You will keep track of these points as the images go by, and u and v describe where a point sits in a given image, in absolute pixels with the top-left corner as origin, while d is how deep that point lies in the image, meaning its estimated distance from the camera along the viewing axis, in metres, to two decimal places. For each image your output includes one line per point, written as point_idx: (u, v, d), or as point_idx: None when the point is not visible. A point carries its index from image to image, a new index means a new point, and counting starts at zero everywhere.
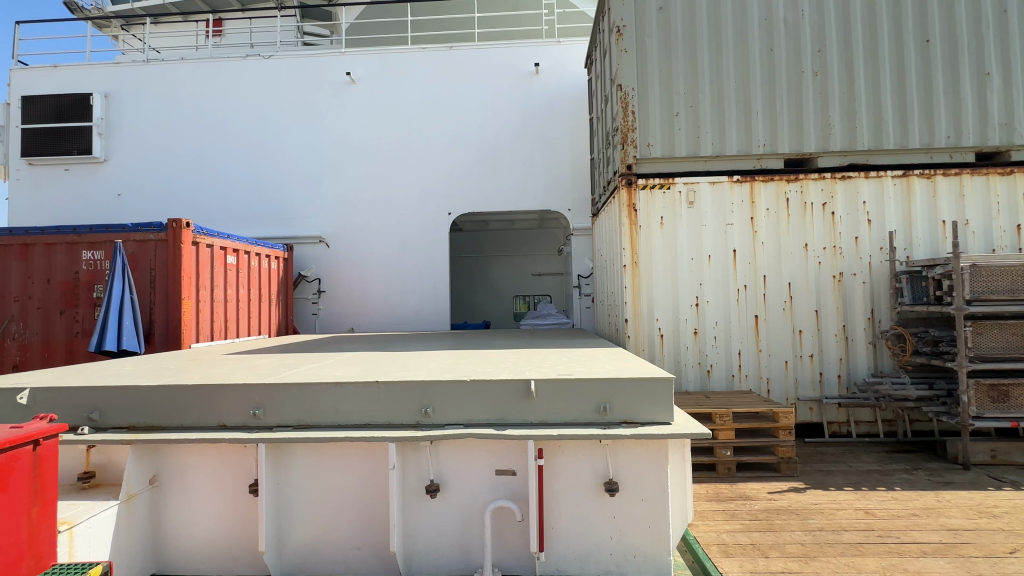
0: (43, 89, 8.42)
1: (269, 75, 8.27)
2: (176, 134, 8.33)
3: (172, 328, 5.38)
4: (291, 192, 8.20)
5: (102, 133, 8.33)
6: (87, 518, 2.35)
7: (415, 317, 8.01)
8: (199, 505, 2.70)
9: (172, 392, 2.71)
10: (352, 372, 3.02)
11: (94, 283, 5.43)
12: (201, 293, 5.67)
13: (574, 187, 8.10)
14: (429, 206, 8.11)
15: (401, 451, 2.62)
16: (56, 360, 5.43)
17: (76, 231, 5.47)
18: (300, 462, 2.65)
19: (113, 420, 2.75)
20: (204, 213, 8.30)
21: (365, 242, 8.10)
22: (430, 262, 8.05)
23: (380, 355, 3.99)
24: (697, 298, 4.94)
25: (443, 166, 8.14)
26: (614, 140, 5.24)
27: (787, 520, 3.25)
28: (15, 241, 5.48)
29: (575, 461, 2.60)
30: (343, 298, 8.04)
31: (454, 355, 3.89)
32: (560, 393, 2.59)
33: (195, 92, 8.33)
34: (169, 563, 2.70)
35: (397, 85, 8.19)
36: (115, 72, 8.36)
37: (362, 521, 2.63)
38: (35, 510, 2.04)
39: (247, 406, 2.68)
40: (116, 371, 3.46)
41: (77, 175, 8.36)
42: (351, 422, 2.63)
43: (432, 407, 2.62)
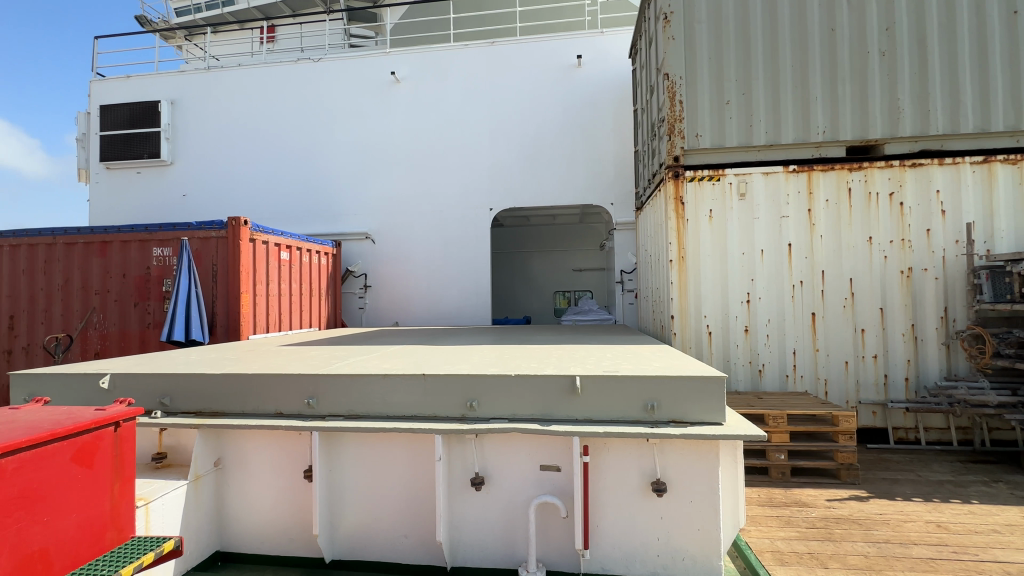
0: (118, 98, 9.11)
1: (319, 79, 8.58)
2: (233, 137, 8.80)
3: (232, 320, 5.70)
4: (339, 190, 8.49)
5: (169, 138, 8.92)
6: (160, 496, 2.52)
7: (457, 311, 8.12)
8: (258, 487, 2.85)
9: (234, 380, 2.87)
10: (399, 365, 3.09)
11: (163, 278, 5.83)
12: (257, 287, 5.97)
13: (617, 180, 7.94)
14: (470, 202, 8.18)
15: (447, 443, 2.66)
16: (130, 349, 5.86)
17: (147, 230, 5.89)
18: (350, 451, 2.74)
19: (182, 405, 2.94)
20: (259, 211, 8.73)
21: (408, 238, 8.28)
22: (471, 257, 8.13)
23: (424, 349, 4.06)
24: (748, 294, 4.73)
25: (485, 163, 8.18)
26: (661, 131, 5.08)
27: (848, 530, 3.06)
28: (95, 239, 5.97)
29: (621, 460, 2.56)
30: (388, 293, 8.27)
31: (497, 350, 3.91)
32: (606, 390, 2.55)
33: (250, 96, 8.76)
34: (231, 540, 2.88)
35: (440, 83, 8.29)
36: (180, 80, 8.92)
37: (409, 509, 2.69)
38: (117, 485, 2.22)
39: (301, 396, 2.80)
40: (184, 360, 3.71)
41: (147, 177, 8.99)
42: (398, 413, 2.70)
43: (476, 400, 2.64)
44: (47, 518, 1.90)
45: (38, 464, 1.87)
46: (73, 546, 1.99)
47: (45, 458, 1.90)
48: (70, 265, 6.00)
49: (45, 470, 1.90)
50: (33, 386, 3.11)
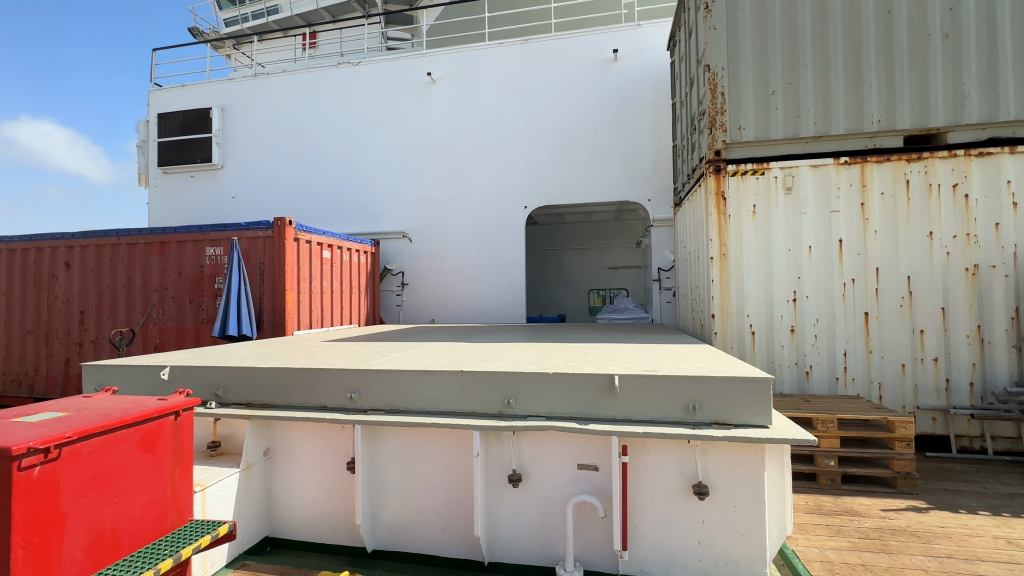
0: (174, 106, 9.65)
1: (358, 82, 8.80)
2: (279, 140, 9.16)
3: (278, 316, 5.95)
4: (377, 190, 8.70)
5: (219, 143, 9.38)
6: (215, 482, 2.66)
7: (491, 309, 8.18)
8: (304, 477, 2.96)
9: (282, 374, 3.00)
10: (438, 361, 3.14)
11: (216, 276, 6.14)
12: (301, 285, 6.20)
13: (655, 176, 7.77)
14: (505, 200, 8.21)
15: (485, 439, 2.68)
16: (186, 343, 6.21)
17: (201, 231, 6.22)
18: (391, 445, 2.81)
19: (234, 397, 3.10)
20: (302, 212, 9.06)
21: (444, 236, 8.39)
22: (506, 255, 8.15)
23: (461, 346, 4.11)
24: (794, 292, 4.54)
25: (520, 161, 8.18)
26: (701, 125, 4.94)
27: (905, 542, 2.89)
28: (155, 239, 6.35)
29: (661, 461, 2.51)
30: (425, 291, 8.42)
31: (533, 348, 3.91)
32: (646, 389, 2.50)
33: (295, 100, 9.09)
34: (279, 527, 3.01)
35: (475, 83, 8.35)
36: (230, 87, 9.36)
37: (447, 503, 2.73)
38: (177, 471, 2.36)
39: (344, 390, 2.89)
40: (235, 353, 3.90)
41: (200, 181, 9.49)
42: (437, 408, 2.74)
43: (514, 397, 2.65)
44: (116, 499, 2.05)
45: (108, 449, 2.02)
46: (138, 526, 2.14)
47: (114, 444, 2.05)
48: (133, 264, 6.41)
49: (114, 455, 2.05)
50: (103, 376, 3.35)
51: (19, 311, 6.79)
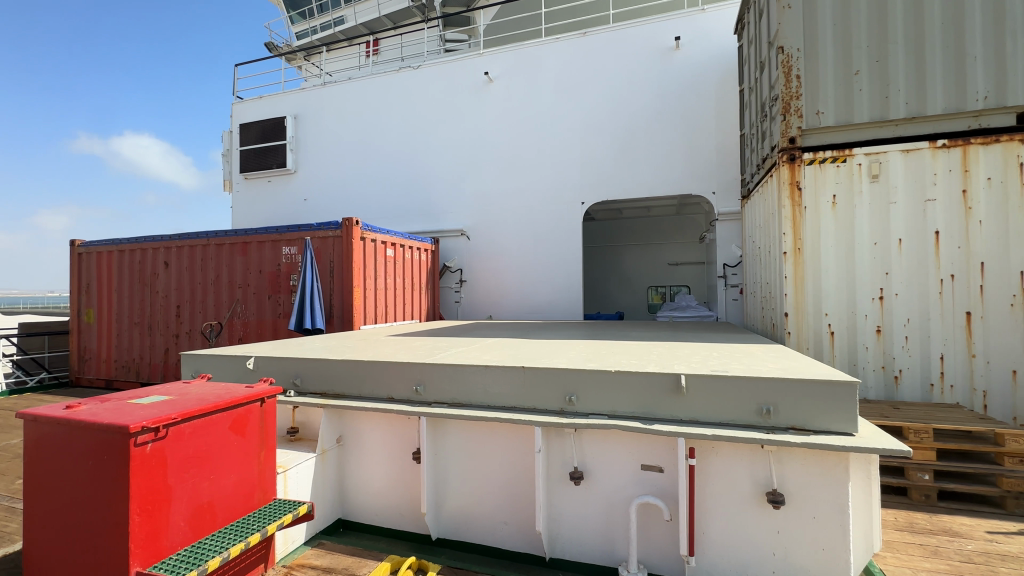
0: (253, 117, 10.42)
1: (419, 85, 9.08)
2: (346, 144, 9.65)
3: (346, 311, 6.27)
4: (437, 189, 8.95)
5: (293, 149, 10.03)
6: (295, 465, 2.85)
7: (548, 305, 8.17)
8: (373, 464, 3.11)
9: (353, 366, 3.16)
10: (499, 357, 3.19)
11: (291, 273, 6.58)
12: (367, 282, 6.50)
13: (720, 167, 7.41)
14: (562, 196, 8.16)
15: (547, 436, 2.68)
16: (266, 335, 6.70)
17: (278, 232, 6.69)
18: (454, 436, 2.89)
19: (311, 387, 3.31)
20: (367, 212, 9.50)
21: (501, 233, 8.48)
22: (563, 251, 8.11)
23: (520, 342, 4.15)
24: (881, 290, 4.16)
25: (577, 156, 8.09)
26: (774, 111, 4.65)
27: (1017, 569, 2.58)
28: (238, 240, 6.91)
29: (731, 466, 2.40)
30: (482, 288, 8.58)
31: (592, 345, 3.88)
32: (714, 391, 2.40)
33: (361, 105, 9.53)
34: (351, 511, 3.19)
35: (532, 80, 8.35)
36: (302, 96, 9.97)
37: (509, 497, 2.77)
38: (263, 453, 2.56)
39: (410, 382, 3.00)
40: (310, 346, 4.16)
41: (276, 185, 10.21)
42: (499, 403, 2.78)
43: (575, 395, 2.63)
44: (212, 476, 2.25)
45: (205, 431, 2.22)
46: (230, 502, 2.34)
47: (210, 425, 2.25)
48: (221, 263, 7.02)
49: (210, 436, 2.25)
50: (198, 364, 3.69)
51: (127, 305, 7.64)
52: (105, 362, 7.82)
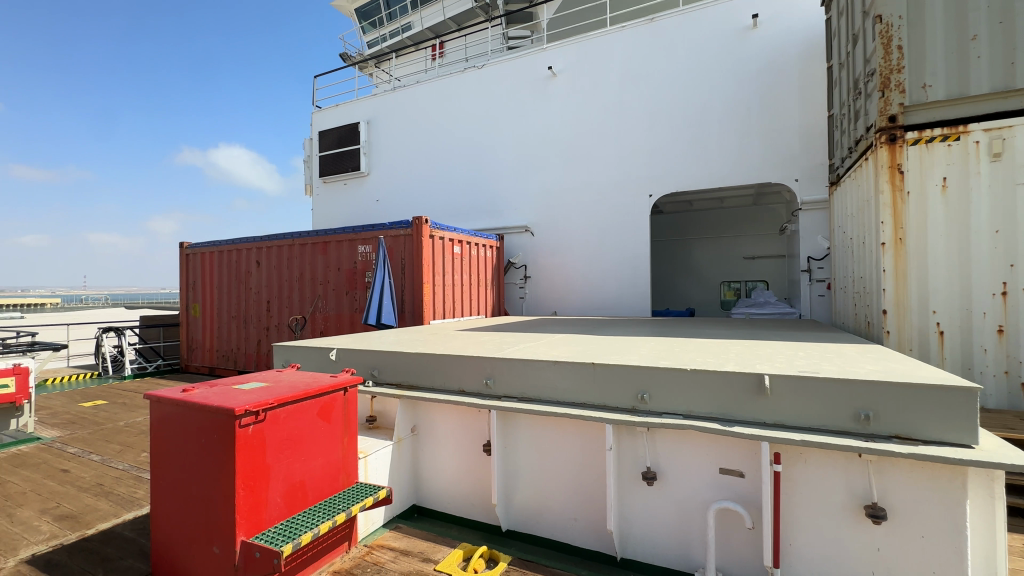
0: (330, 124, 11.10)
1: (483, 85, 9.22)
2: (414, 145, 10.02)
3: (417, 307, 6.52)
4: (502, 186, 9.06)
5: (366, 153, 10.57)
6: (375, 452, 3.02)
7: (613, 301, 8.01)
8: (446, 455, 3.22)
9: (426, 359, 3.29)
10: (567, 352, 3.18)
11: (366, 270, 6.95)
12: (435, 278, 6.71)
13: (803, 152, 6.85)
14: (628, 189, 7.94)
15: (618, 434, 2.63)
16: (344, 329, 7.12)
17: (354, 232, 7.10)
18: (523, 430, 2.92)
19: (388, 378, 3.48)
20: (435, 211, 9.82)
21: (565, 229, 8.43)
22: (629, 246, 7.91)
23: (588, 338, 4.10)
24: (1004, 284, 3.66)
25: (645, 148, 7.84)
26: (870, 87, 4.21)
27: None
28: (319, 240, 7.42)
29: (822, 474, 2.22)
30: (547, 284, 8.59)
31: (664, 342, 3.75)
32: (802, 393, 2.23)
33: (428, 107, 9.85)
34: (424, 498, 3.32)
35: (596, 72, 8.19)
36: (374, 102, 10.49)
37: (578, 494, 2.75)
38: (346, 439, 2.73)
39: (481, 376, 3.06)
40: (385, 339, 4.39)
41: (351, 187, 10.84)
42: (567, 399, 2.77)
43: (648, 393, 2.55)
44: (303, 458, 2.44)
45: (297, 416, 2.41)
46: (319, 483, 2.53)
47: (301, 411, 2.44)
48: (304, 261, 7.57)
49: (301, 422, 2.44)
50: (287, 354, 4.01)
51: (226, 300, 8.47)
52: (209, 352, 8.73)
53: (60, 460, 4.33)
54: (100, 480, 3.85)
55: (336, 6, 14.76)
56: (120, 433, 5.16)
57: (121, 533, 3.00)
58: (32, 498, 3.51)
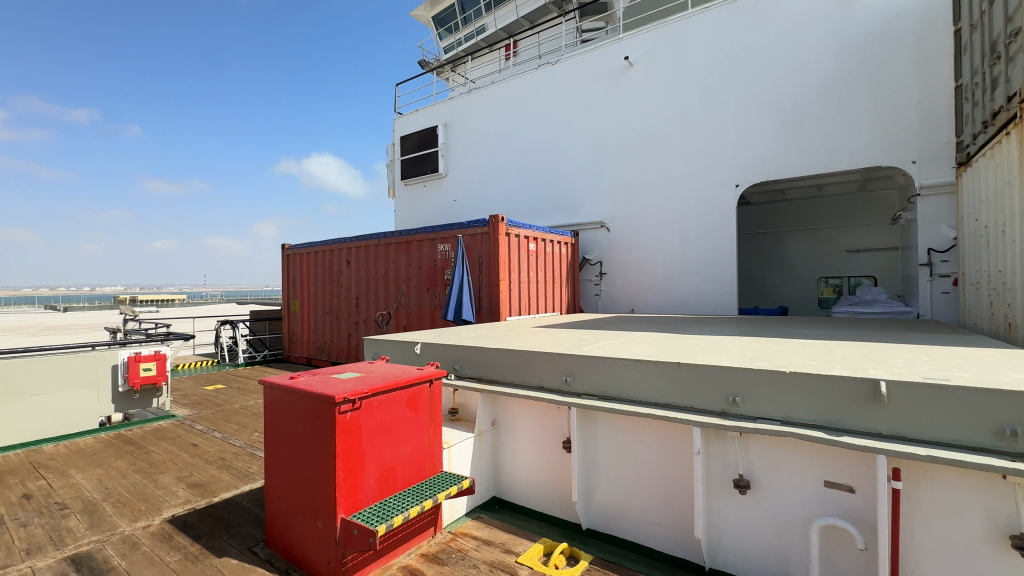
0: (410, 128, 11.64)
1: (557, 80, 9.17)
2: (489, 144, 10.22)
3: (494, 303, 6.65)
4: (577, 182, 8.97)
5: (444, 155, 10.97)
6: (458, 442, 3.12)
7: (695, 299, 7.64)
8: (526, 449, 3.25)
9: (506, 354, 3.35)
10: (649, 351, 3.08)
11: (445, 268, 7.21)
12: (511, 275, 6.81)
13: (922, 130, 6.05)
14: (711, 180, 7.52)
15: (706, 438, 2.50)
16: (425, 324, 7.45)
17: (434, 231, 7.40)
18: (603, 429, 2.87)
19: (469, 372, 3.59)
20: (511, 209, 9.96)
21: (643, 224, 8.17)
22: (712, 240, 7.48)
23: (671, 336, 3.94)
24: None
25: (731, 135, 7.36)
26: (1013, 49, 3.61)
27: None
28: (402, 240, 7.83)
29: (954, 496, 1.95)
30: (623, 280, 8.39)
31: (756, 342, 3.50)
32: (927, 403, 1.97)
33: (503, 107, 9.99)
34: (504, 490, 3.39)
35: (677, 58, 7.81)
36: (451, 105, 10.83)
37: (662, 497, 2.66)
38: (431, 429, 2.85)
39: (560, 372, 3.06)
40: (465, 334, 4.53)
41: (430, 188, 11.31)
42: (650, 399, 2.68)
43: (740, 396, 2.40)
44: (394, 445, 2.59)
45: (388, 405, 2.56)
46: (407, 470, 2.67)
47: (391, 401, 2.59)
48: (388, 260, 8.03)
49: (392, 411, 2.59)
50: (376, 347, 4.27)
51: (321, 296, 9.22)
52: (306, 343, 9.56)
53: (191, 435, 4.98)
54: (222, 455, 4.38)
55: (414, 15, 15.40)
56: (237, 414, 5.82)
57: (240, 502, 3.38)
58: (170, 467, 4.08)
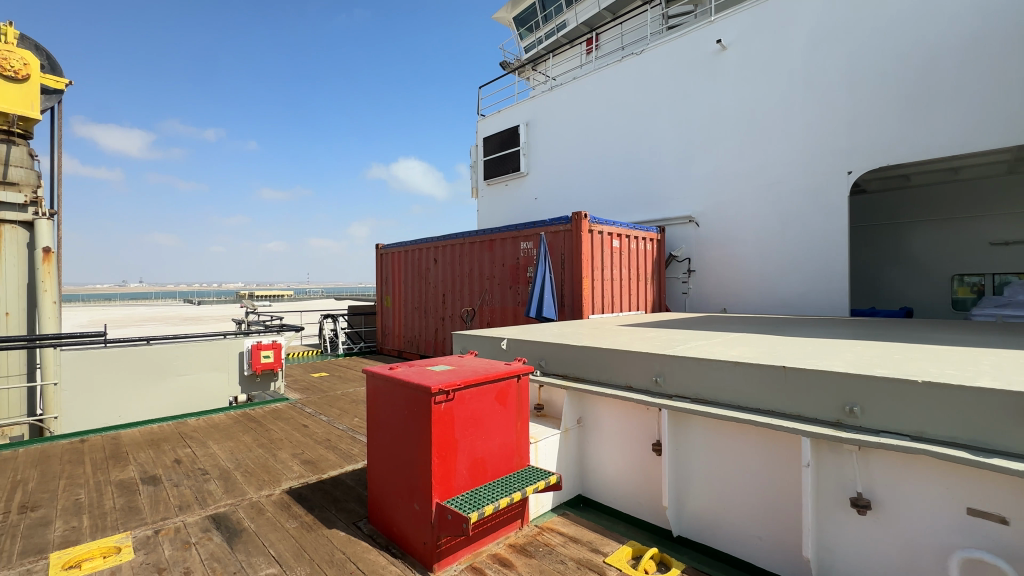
0: (493, 129, 11.91)
1: (642, 71, 8.87)
2: (571, 141, 10.16)
3: (576, 301, 6.62)
4: (662, 176, 8.63)
5: (525, 154, 11.10)
6: (545, 438, 3.16)
7: (797, 298, 7.02)
8: (613, 450, 3.20)
9: (593, 352, 3.33)
10: (748, 353, 2.89)
11: (527, 266, 7.30)
12: (594, 273, 6.72)
13: None
14: (817, 167, 6.85)
15: (817, 450, 2.29)
16: (508, 321, 7.59)
17: (517, 229, 7.51)
18: (696, 432, 2.74)
19: (555, 369, 3.61)
20: (593, 206, 9.83)
21: (736, 217, 7.65)
22: (818, 233, 6.81)
23: (771, 338, 3.66)
24: None
25: (842, 116, 6.63)
26: None
27: None
28: (486, 238, 8.05)
29: None
30: (714, 278, 7.93)
31: (874, 346, 3.14)
32: None
33: (585, 102, 9.88)
34: (590, 488, 3.37)
35: (777, 37, 7.21)
36: (533, 104, 10.92)
37: (764, 509, 2.48)
38: (519, 424, 2.90)
39: (650, 372, 2.97)
40: (549, 331, 4.56)
41: (512, 187, 11.50)
42: (749, 404, 2.51)
43: (859, 406, 2.16)
44: (484, 437, 2.68)
45: (479, 398, 2.65)
46: (496, 462, 2.75)
47: (482, 394, 2.67)
48: (473, 258, 8.30)
49: (482, 403, 2.67)
50: (465, 342, 4.45)
51: (410, 293, 9.78)
52: (397, 337, 10.18)
53: (302, 417, 5.53)
54: (329, 436, 4.83)
55: (496, 18, 15.70)
56: (339, 400, 6.37)
57: (344, 480, 3.70)
58: (286, 444, 4.57)
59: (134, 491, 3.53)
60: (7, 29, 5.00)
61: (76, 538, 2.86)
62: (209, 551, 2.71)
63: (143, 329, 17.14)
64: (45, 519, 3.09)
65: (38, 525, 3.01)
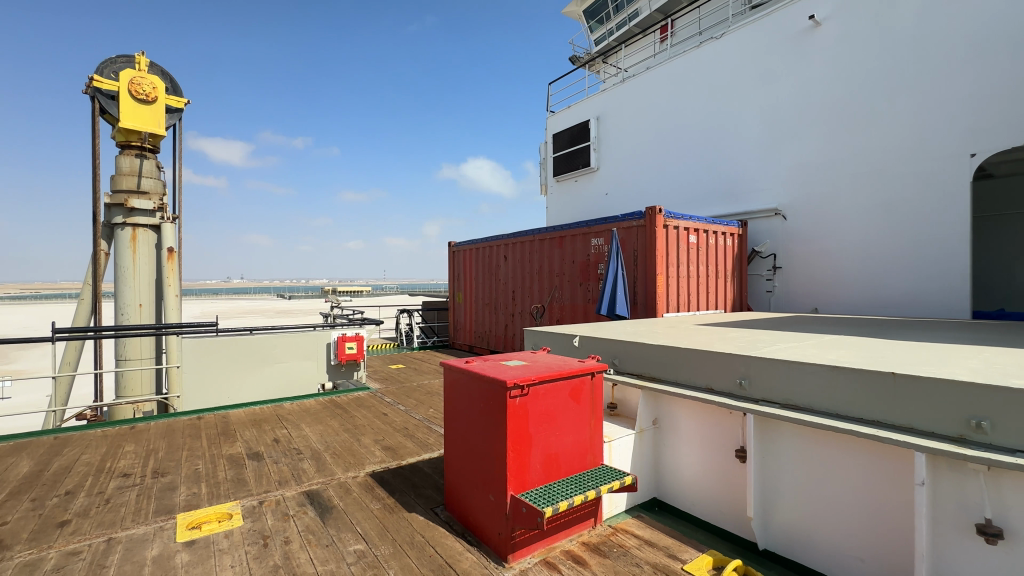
0: (563, 125, 11.84)
1: (722, 56, 8.39)
2: (644, 133, 9.86)
3: (649, 298, 6.42)
4: (745, 166, 8.12)
5: (596, 148, 10.92)
6: (619, 438, 3.10)
7: (903, 298, 6.32)
8: (691, 453, 3.07)
9: (670, 352, 3.21)
10: (848, 357, 2.63)
11: (598, 262, 7.19)
12: (669, 269, 6.47)
13: None
14: (929, 150, 6.08)
15: (934, 467, 2.04)
16: (577, 318, 7.53)
17: (588, 225, 7.41)
18: (786, 440, 2.55)
19: (630, 368, 3.52)
20: (668, 200, 9.47)
21: (830, 209, 7.02)
22: (930, 225, 6.07)
23: (875, 342, 3.32)
24: None
25: (960, 91, 5.83)
26: None
27: None
28: (556, 235, 8.03)
29: None
30: (804, 275, 7.35)
31: (1006, 353, 2.74)
32: None
33: (659, 92, 9.53)
34: (666, 491, 3.26)
35: (882, 7, 6.48)
36: (604, 97, 10.71)
37: (867, 527, 2.27)
38: (593, 422, 2.87)
39: (733, 375, 2.81)
40: (623, 329, 4.47)
41: (582, 183, 11.37)
42: (849, 412, 2.30)
43: (988, 420, 1.89)
44: (558, 434, 2.68)
45: (552, 394, 2.65)
46: (569, 459, 2.74)
47: (555, 390, 2.67)
48: (542, 255, 8.32)
49: (556, 399, 2.68)
50: (537, 338, 4.49)
51: (481, 289, 10.02)
52: (469, 332, 10.47)
53: (382, 405, 5.88)
54: (406, 424, 5.09)
55: (566, 12, 15.52)
56: (415, 391, 6.70)
57: (422, 467, 3.88)
58: (369, 430, 4.89)
59: (242, 464, 3.95)
60: (141, 58, 5.77)
61: (197, 502, 3.26)
62: (305, 523, 2.97)
63: (247, 320, 19.10)
64: (173, 484, 3.56)
65: (167, 488, 3.47)
